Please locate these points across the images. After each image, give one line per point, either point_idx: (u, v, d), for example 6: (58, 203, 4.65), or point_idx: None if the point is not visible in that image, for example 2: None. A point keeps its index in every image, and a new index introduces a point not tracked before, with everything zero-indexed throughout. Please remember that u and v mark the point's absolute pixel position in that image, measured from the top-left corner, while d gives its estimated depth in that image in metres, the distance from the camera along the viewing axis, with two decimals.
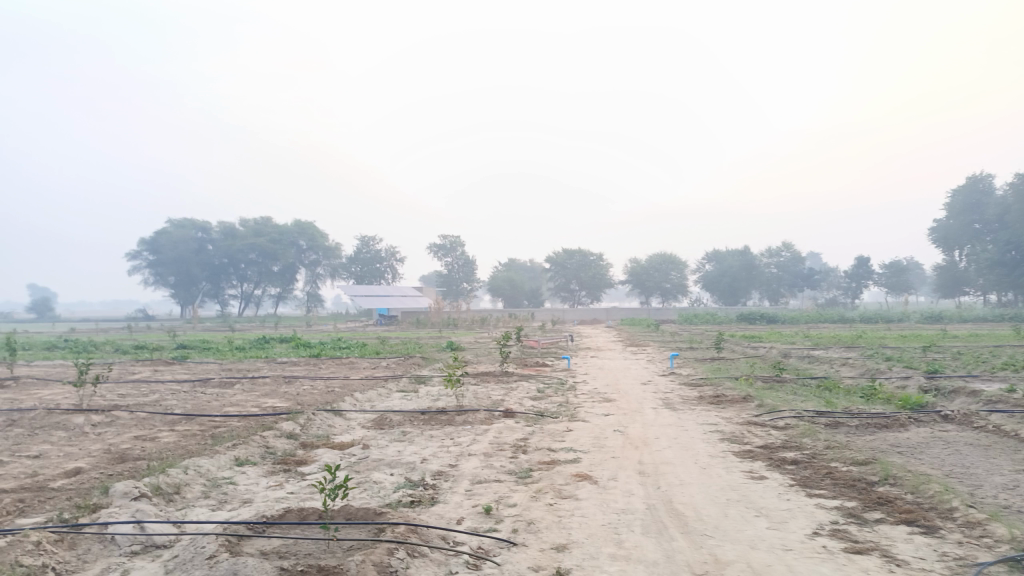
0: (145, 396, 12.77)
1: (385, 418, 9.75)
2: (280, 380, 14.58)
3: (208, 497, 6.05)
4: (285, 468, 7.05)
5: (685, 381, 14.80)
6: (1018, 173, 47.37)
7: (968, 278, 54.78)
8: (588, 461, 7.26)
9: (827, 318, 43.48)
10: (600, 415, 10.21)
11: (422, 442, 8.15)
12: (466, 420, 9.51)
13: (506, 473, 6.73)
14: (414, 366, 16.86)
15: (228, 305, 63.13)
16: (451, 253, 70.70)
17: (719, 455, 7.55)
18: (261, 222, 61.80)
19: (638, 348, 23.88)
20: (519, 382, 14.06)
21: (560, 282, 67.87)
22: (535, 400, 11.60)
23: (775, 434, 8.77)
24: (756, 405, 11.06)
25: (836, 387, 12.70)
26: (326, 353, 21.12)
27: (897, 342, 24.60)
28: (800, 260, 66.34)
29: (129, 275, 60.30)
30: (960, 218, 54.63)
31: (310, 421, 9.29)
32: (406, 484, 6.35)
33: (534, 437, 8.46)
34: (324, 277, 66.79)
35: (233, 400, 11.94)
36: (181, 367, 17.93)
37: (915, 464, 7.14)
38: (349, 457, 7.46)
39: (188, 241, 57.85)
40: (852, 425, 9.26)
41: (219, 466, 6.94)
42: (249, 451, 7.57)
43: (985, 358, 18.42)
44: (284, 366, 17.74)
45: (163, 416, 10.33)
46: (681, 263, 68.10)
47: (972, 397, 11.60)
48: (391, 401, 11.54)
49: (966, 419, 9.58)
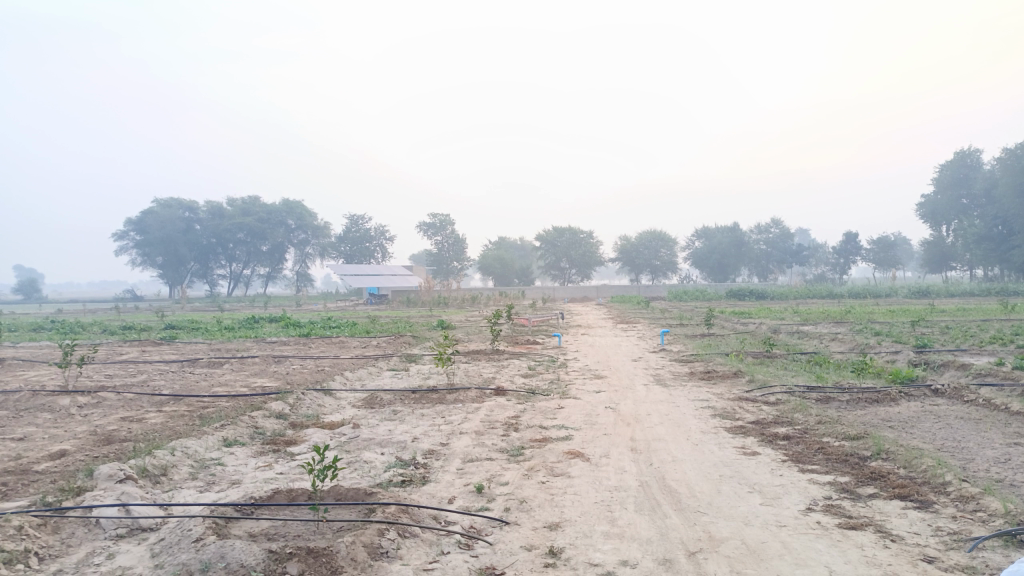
0: (133, 376, 12.64)
1: (376, 397, 9.68)
2: (269, 360, 14.46)
3: (196, 478, 5.96)
4: (274, 448, 6.96)
5: (677, 357, 14.80)
6: (1005, 148, 47.56)
7: (955, 253, 55.06)
8: (581, 438, 7.22)
9: (816, 294, 43.65)
10: (591, 391, 10.19)
11: (414, 421, 8.08)
12: (457, 398, 9.45)
13: (498, 451, 6.68)
14: (404, 345, 16.77)
15: (217, 285, 62.69)
16: (440, 231, 70.37)
17: (712, 431, 7.52)
18: (248, 202, 61.24)
19: (629, 325, 23.88)
20: (510, 359, 14.02)
21: (550, 260, 67.80)
22: (525, 378, 11.56)
23: (766, 409, 8.76)
24: (747, 380, 11.07)
25: (826, 362, 12.73)
26: (315, 332, 21.00)
27: (885, 317, 24.75)
28: (789, 236, 66.48)
29: (115, 255, 59.69)
30: (948, 193, 54.78)
31: (299, 400, 9.20)
32: (397, 463, 6.29)
33: (526, 414, 8.41)
34: (313, 256, 66.52)
35: (222, 380, 11.85)
36: (169, 347, 17.77)
37: (906, 438, 7.14)
38: (339, 437, 7.38)
39: (175, 221, 57.09)
40: (843, 400, 9.27)
41: (207, 447, 6.85)
42: (238, 431, 7.48)
43: (973, 332, 18.52)
44: (273, 346, 17.62)
45: (150, 396, 10.22)
46: (671, 240, 68.12)
47: (962, 371, 11.64)
48: (382, 380, 11.47)
49: (955, 392, 9.62)
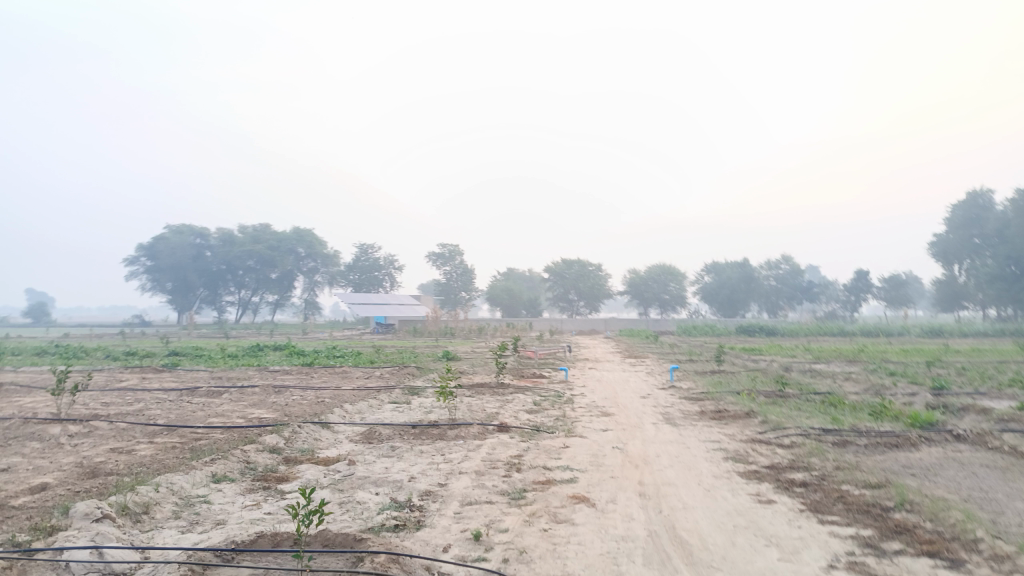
0: (128, 405, 12.37)
1: (374, 432, 9.36)
2: (269, 390, 14.16)
3: (179, 518, 5.66)
4: (264, 485, 6.65)
5: (686, 394, 14.38)
6: (1017, 189, 47.33)
7: (967, 293, 54.45)
8: (586, 480, 6.88)
9: (827, 331, 43.11)
10: (597, 430, 9.81)
11: (412, 459, 7.75)
12: (459, 435, 9.10)
13: (498, 494, 6.35)
14: (407, 377, 16.44)
15: (225, 311, 62.70)
16: (449, 261, 70.34)
17: (724, 475, 7.16)
18: (259, 229, 61.37)
19: (638, 360, 23.47)
20: (515, 394, 13.65)
21: (559, 293, 67.57)
22: (530, 414, 11.20)
23: (781, 453, 8.38)
24: (760, 421, 10.67)
25: (841, 403, 12.33)
26: (319, 361, 20.71)
27: (900, 357, 24.23)
28: (799, 272, 66.10)
29: (126, 279, 59.73)
30: (960, 232, 54.37)
31: (295, 434, 8.89)
32: (390, 505, 5.96)
33: (529, 454, 8.07)
34: (321, 284, 66.66)
35: (218, 410, 11.55)
36: (170, 375, 17.49)
37: (930, 487, 6.75)
38: (333, 474, 7.07)
39: (185, 248, 57.13)
40: (861, 444, 8.88)
41: (194, 483, 6.54)
42: (229, 466, 7.19)
43: (990, 375, 18.05)
44: (274, 375, 17.32)
45: (143, 427, 9.91)
46: (680, 274, 67.79)
47: (983, 415, 11.22)
48: (383, 413, 11.15)
49: (979, 438, 9.21)
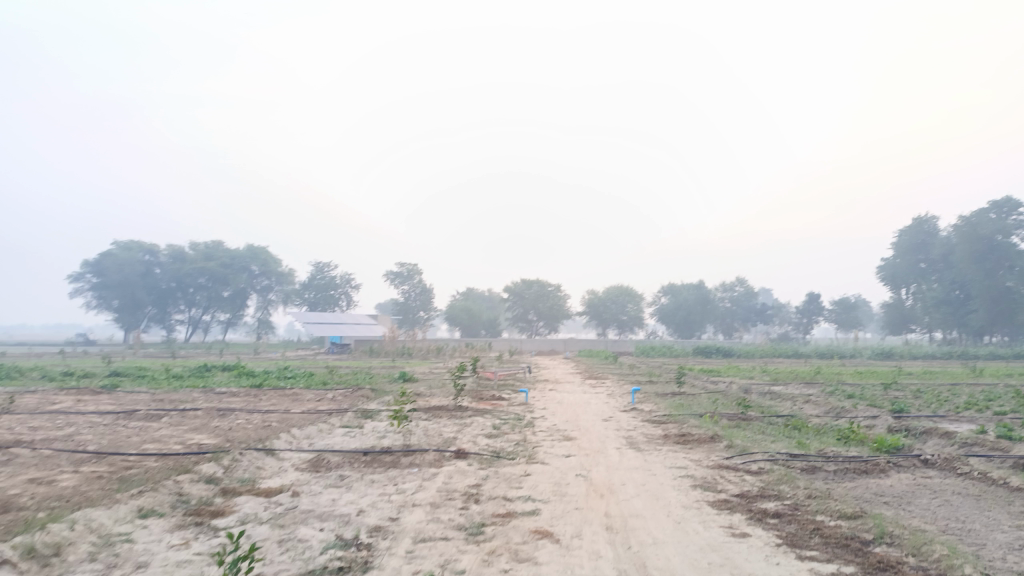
0: (57, 429, 11.49)
1: (322, 459, 8.77)
2: (213, 413, 13.37)
3: (95, 560, 5.03)
4: (195, 521, 6.03)
5: (649, 417, 14.04)
6: (960, 216, 48.86)
7: (914, 316, 55.73)
8: (550, 512, 6.43)
9: (781, 353, 43.54)
10: (560, 456, 9.38)
11: (362, 490, 7.20)
12: (413, 463, 8.58)
13: (455, 529, 5.86)
14: (361, 399, 15.77)
15: (174, 330, 60.72)
16: (408, 280, 69.59)
17: (693, 506, 6.79)
18: (211, 246, 60.17)
19: (598, 381, 23.15)
20: (474, 417, 13.12)
21: (518, 313, 67.20)
22: (489, 439, 10.69)
23: (750, 480, 8.05)
24: (726, 446, 10.35)
25: (804, 427, 12.09)
26: (269, 382, 19.86)
27: (855, 379, 24.35)
28: (753, 295, 66.95)
29: (70, 297, 57.41)
30: (906, 257, 55.80)
31: (236, 462, 8.25)
32: (335, 544, 5.42)
33: (488, 483, 7.58)
34: (275, 302, 65.27)
35: (155, 435, 10.77)
36: (108, 397, 16.49)
37: (907, 517, 6.48)
38: (274, 507, 6.50)
39: (134, 265, 55.30)
40: (830, 470, 8.61)
41: (117, 518, 5.90)
42: (158, 499, 6.55)
43: (946, 398, 18.14)
44: (220, 397, 16.50)
45: (70, 454, 9.13)
46: (638, 296, 68.24)
47: (946, 439, 11.10)
48: (333, 438, 10.53)
49: (947, 463, 9.03)
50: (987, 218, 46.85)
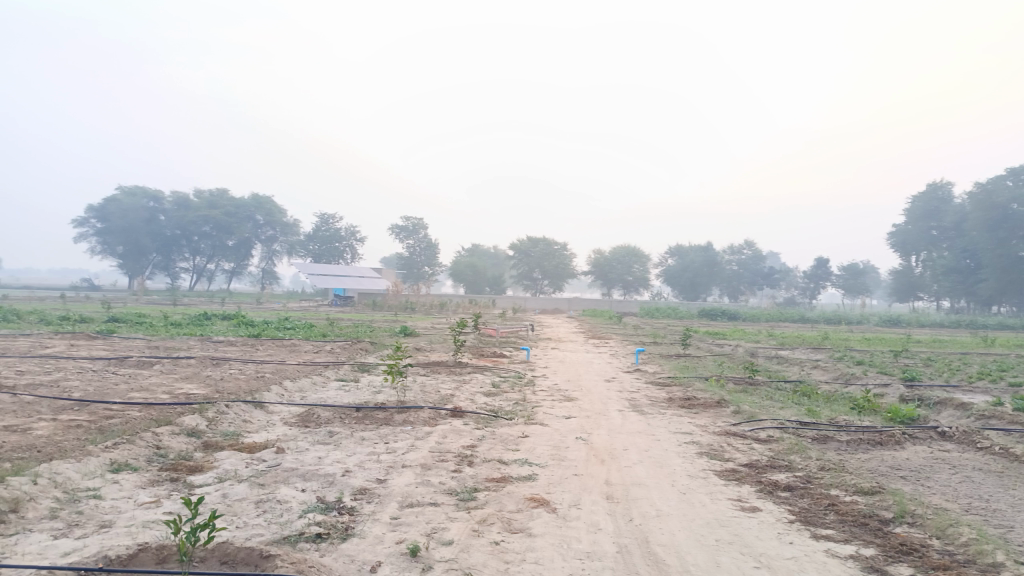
0: (45, 374, 11.20)
1: (312, 414, 8.40)
2: (206, 362, 13.07)
3: (56, 518, 4.67)
4: (171, 477, 5.69)
5: (652, 379, 13.70)
6: (974, 182, 47.95)
7: (922, 285, 55.06)
8: (547, 478, 6.06)
9: (787, 317, 43.03)
10: (560, 417, 9.02)
11: (351, 448, 6.84)
12: (406, 420, 8.20)
13: (444, 493, 5.50)
14: (359, 353, 15.45)
15: (178, 279, 60.72)
16: (413, 235, 68.96)
17: (699, 475, 6.41)
18: (216, 194, 59.56)
19: (602, 340, 22.85)
20: (473, 374, 12.75)
21: (522, 270, 66.64)
22: (488, 397, 10.33)
23: (758, 449, 7.65)
24: (733, 411, 9.95)
25: (814, 393, 11.68)
26: (267, 333, 19.57)
27: (863, 345, 23.91)
28: (761, 258, 66.14)
29: (75, 242, 57.09)
30: (918, 224, 54.83)
31: (222, 414, 7.90)
32: (315, 507, 5.05)
33: (483, 444, 7.21)
34: (280, 253, 64.87)
35: (144, 383, 10.44)
36: (103, 342, 16.24)
37: (927, 493, 6.08)
38: (256, 464, 6.15)
39: (138, 212, 54.81)
40: (842, 440, 8.22)
41: (86, 472, 5.56)
42: (133, 452, 6.19)
43: (958, 367, 17.75)
44: (216, 346, 16.16)
45: (51, 400, 8.79)
46: (644, 256, 67.65)
47: (962, 410, 10.68)
48: (326, 392, 10.18)
49: (965, 436, 8.61)
50: (1003, 185, 46.06)
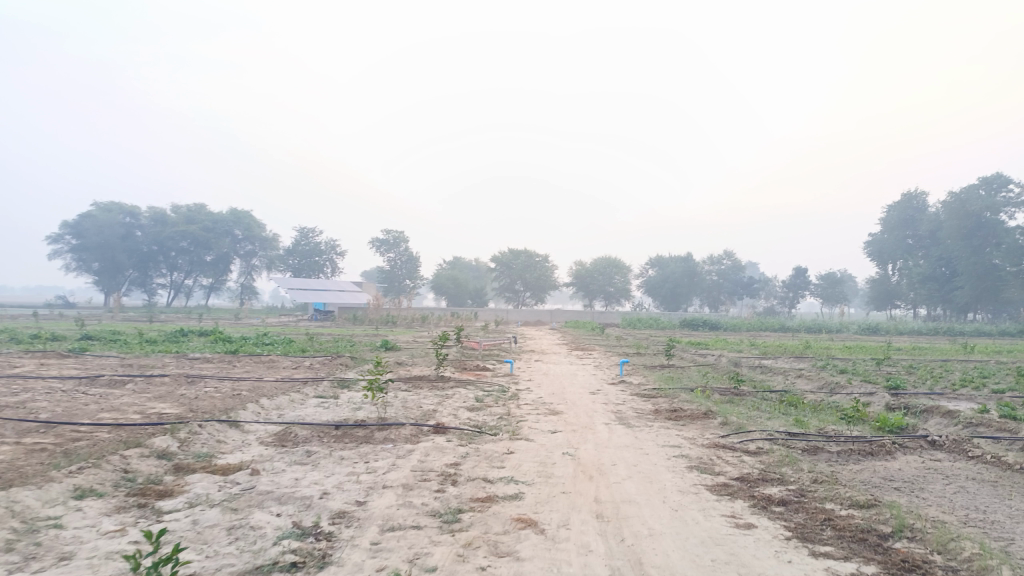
0: (12, 395, 10.79)
1: (289, 433, 8.12)
2: (181, 380, 12.69)
3: (12, 551, 4.37)
4: (138, 503, 5.40)
5: (638, 390, 13.52)
6: (948, 192, 48.57)
7: (900, 293, 55.55)
8: (534, 497, 5.84)
9: (768, 327, 43.18)
10: (547, 431, 8.81)
11: (329, 468, 6.58)
12: (387, 438, 7.95)
13: (427, 515, 5.26)
14: (340, 368, 15.13)
15: (155, 295, 59.84)
16: (394, 248, 68.52)
17: (691, 491, 6.22)
18: (193, 209, 58.93)
19: (585, 352, 22.65)
20: (456, 388, 12.49)
21: (504, 283, 66.43)
22: (471, 412, 10.09)
23: (749, 461, 7.48)
24: (721, 423, 9.78)
25: (801, 403, 11.54)
26: (245, 349, 19.17)
27: (845, 354, 23.91)
28: (741, 268, 66.49)
29: (48, 259, 56.06)
30: (894, 233, 55.40)
31: (195, 435, 7.59)
32: (291, 533, 4.79)
33: (467, 462, 6.98)
34: (259, 268, 64.24)
35: (114, 403, 10.07)
36: (74, 361, 15.77)
37: (924, 506, 5.92)
38: (229, 487, 5.88)
39: (114, 227, 53.96)
40: (833, 451, 8.07)
41: (47, 499, 5.24)
42: (98, 477, 5.88)
43: (940, 374, 17.72)
44: (193, 363, 15.76)
45: (16, 422, 8.42)
46: (625, 267, 67.77)
47: (950, 418, 10.60)
48: (305, 410, 9.88)
49: (955, 445, 8.51)
50: (976, 194, 46.62)
